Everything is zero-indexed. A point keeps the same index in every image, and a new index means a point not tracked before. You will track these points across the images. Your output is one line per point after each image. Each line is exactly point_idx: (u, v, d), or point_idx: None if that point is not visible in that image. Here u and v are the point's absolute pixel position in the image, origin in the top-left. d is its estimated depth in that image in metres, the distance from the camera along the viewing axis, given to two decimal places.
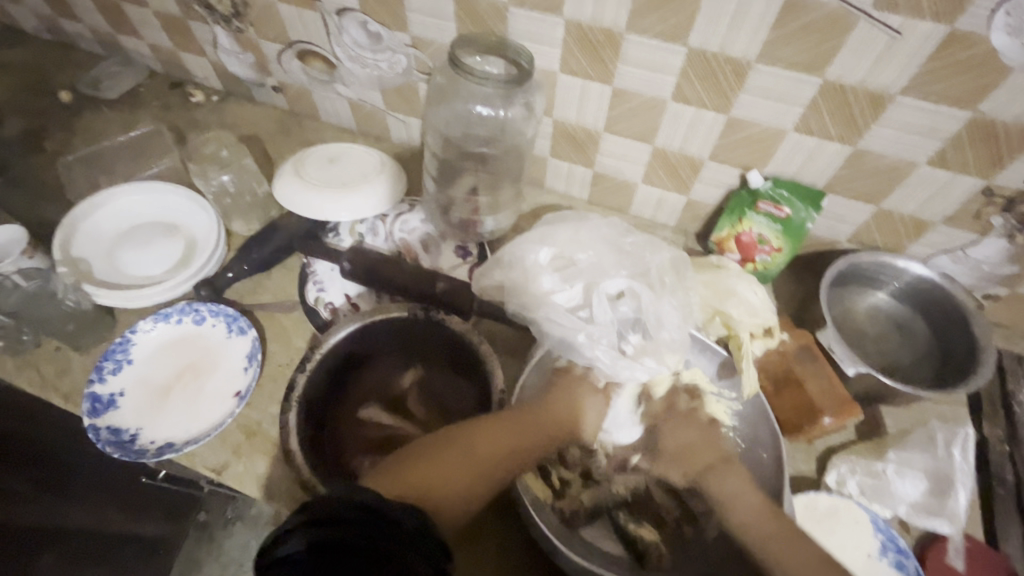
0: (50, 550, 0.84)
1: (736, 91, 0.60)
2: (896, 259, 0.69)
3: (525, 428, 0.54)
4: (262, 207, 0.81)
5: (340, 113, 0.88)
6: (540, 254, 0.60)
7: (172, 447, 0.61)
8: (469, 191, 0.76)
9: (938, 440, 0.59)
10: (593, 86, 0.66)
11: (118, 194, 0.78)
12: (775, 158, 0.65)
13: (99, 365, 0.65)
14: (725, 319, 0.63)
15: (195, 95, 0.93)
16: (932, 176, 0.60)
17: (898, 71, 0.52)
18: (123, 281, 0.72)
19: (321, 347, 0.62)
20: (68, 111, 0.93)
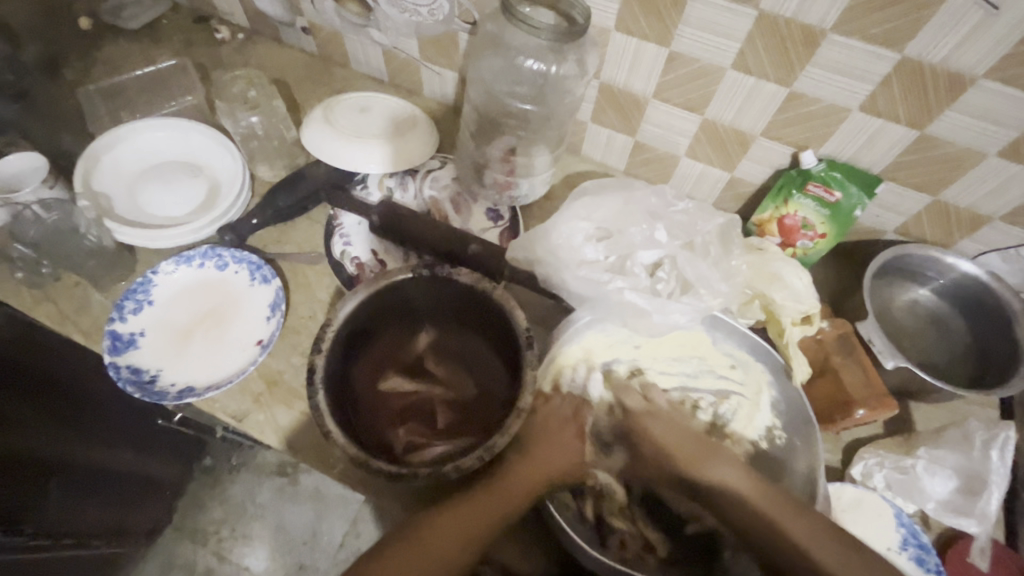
0: (61, 485, 0.82)
1: (804, 63, 0.56)
2: (945, 254, 0.66)
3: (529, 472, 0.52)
4: (289, 154, 0.78)
5: (372, 62, 0.85)
6: (582, 228, 0.59)
7: (192, 391, 0.60)
8: (505, 151, 0.72)
9: (974, 440, 0.57)
10: (648, 47, 0.62)
11: (140, 128, 0.75)
12: (833, 139, 0.62)
13: (120, 304, 0.64)
14: (767, 303, 0.61)
15: (221, 32, 0.89)
16: (1001, 168, 0.57)
17: (986, 50, 0.49)
18: (145, 220, 0.70)
19: (332, 324, 0.54)
20: (86, 38, 0.88)
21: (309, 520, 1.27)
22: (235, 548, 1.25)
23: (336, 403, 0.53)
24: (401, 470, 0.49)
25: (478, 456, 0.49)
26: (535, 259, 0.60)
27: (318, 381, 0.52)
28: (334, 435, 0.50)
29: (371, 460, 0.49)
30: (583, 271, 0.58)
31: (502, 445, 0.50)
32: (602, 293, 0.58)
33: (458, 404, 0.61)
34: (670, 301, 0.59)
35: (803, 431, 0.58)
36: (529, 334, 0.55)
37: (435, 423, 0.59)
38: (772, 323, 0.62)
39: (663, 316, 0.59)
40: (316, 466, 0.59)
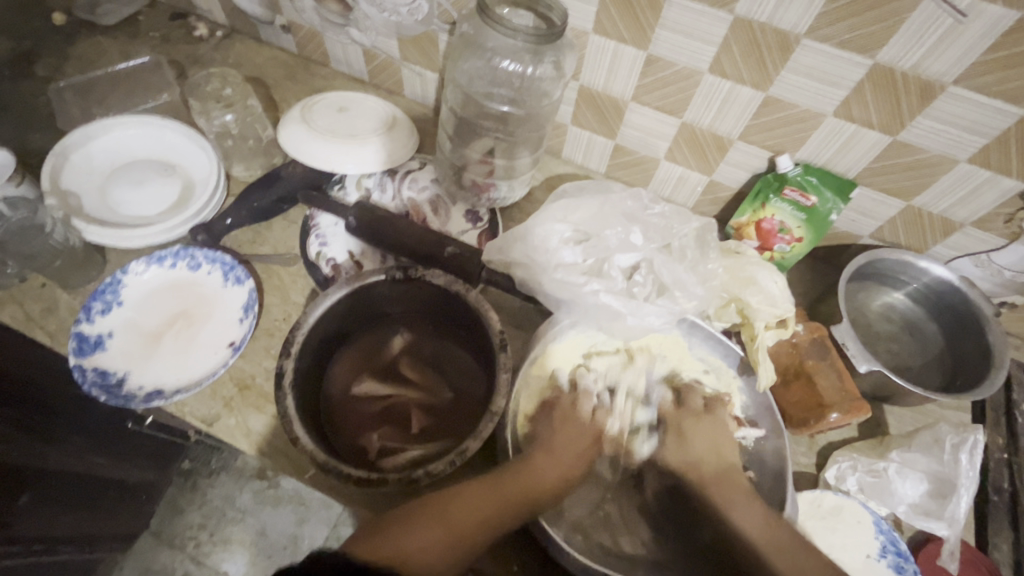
0: (31, 490, 0.80)
1: (779, 68, 0.56)
2: (919, 259, 0.67)
3: (530, 484, 0.51)
4: (266, 154, 0.77)
5: (352, 61, 0.84)
6: (558, 230, 0.60)
7: (161, 395, 0.58)
8: (484, 153, 0.73)
9: (945, 444, 0.57)
10: (626, 51, 0.62)
11: (113, 126, 0.74)
12: (808, 144, 0.63)
13: (87, 305, 0.62)
14: (742, 307, 0.61)
15: (199, 29, 0.88)
16: (971, 175, 0.57)
17: (955, 58, 0.49)
18: (115, 219, 0.69)
19: (302, 327, 0.53)
20: (60, 34, 0.87)
21: (289, 525, 1.25)
22: (213, 554, 1.23)
23: (306, 410, 0.52)
24: (369, 477, 0.47)
25: (449, 461, 0.48)
26: (511, 261, 0.61)
27: (286, 386, 0.50)
28: (302, 441, 0.49)
29: (339, 467, 0.48)
30: (559, 274, 0.58)
31: (474, 449, 0.48)
32: (577, 295, 0.58)
33: (434, 407, 0.60)
34: (646, 302, 0.58)
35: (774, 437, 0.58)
36: (503, 337, 0.54)
37: (410, 427, 0.58)
38: (746, 327, 0.62)
39: (639, 319, 0.59)
40: (287, 471, 0.58)
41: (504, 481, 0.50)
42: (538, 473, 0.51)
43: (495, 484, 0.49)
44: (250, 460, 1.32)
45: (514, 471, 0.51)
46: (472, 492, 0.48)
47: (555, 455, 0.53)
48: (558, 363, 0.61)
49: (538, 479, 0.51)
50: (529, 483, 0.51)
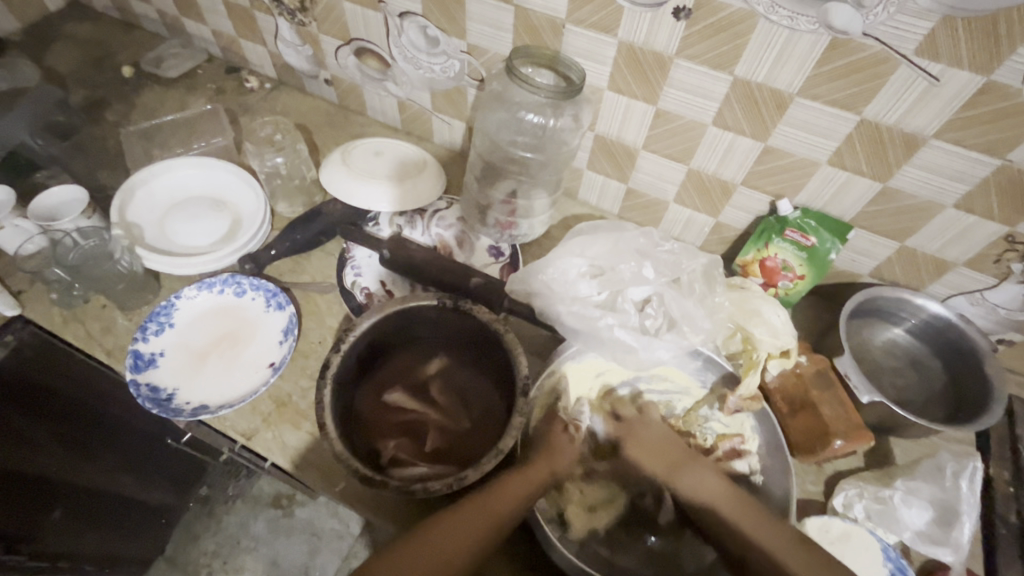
0: (61, 506, 0.84)
1: (776, 121, 0.63)
2: (916, 297, 0.71)
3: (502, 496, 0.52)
4: (307, 192, 0.85)
5: (387, 111, 0.92)
6: (576, 263, 0.65)
7: (206, 409, 0.63)
8: (508, 194, 0.79)
9: (946, 471, 0.60)
10: (637, 105, 0.69)
11: (175, 166, 0.82)
12: (806, 189, 0.68)
13: (143, 326, 0.68)
14: (747, 336, 0.65)
15: (251, 81, 0.98)
16: (959, 218, 0.62)
17: (933, 115, 0.55)
18: (170, 248, 0.76)
19: (354, 331, 0.60)
20: (128, 85, 0.97)
21: (301, 555, 1.26)
22: None
23: (341, 404, 0.58)
24: (375, 476, 0.52)
25: (447, 483, 0.52)
26: (532, 291, 0.66)
27: (326, 378, 0.56)
28: (329, 430, 0.54)
29: (353, 461, 0.52)
30: (578, 305, 0.63)
31: (473, 478, 0.52)
32: (592, 323, 0.63)
33: (452, 432, 0.63)
34: (656, 337, 0.63)
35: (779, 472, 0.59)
36: (526, 382, 0.57)
37: (424, 444, 0.62)
38: (748, 353, 0.65)
39: (649, 353, 0.63)
40: (319, 484, 0.62)
41: (477, 505, 0.51)
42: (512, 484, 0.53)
43: (473, 506, 0.51)
44: (266, 487, 1.34)
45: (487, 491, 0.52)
46: (448, 520, 0.49)
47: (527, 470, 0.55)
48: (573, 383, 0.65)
49: (507, 501, 0.52)
50: (502, 499, 0.52)
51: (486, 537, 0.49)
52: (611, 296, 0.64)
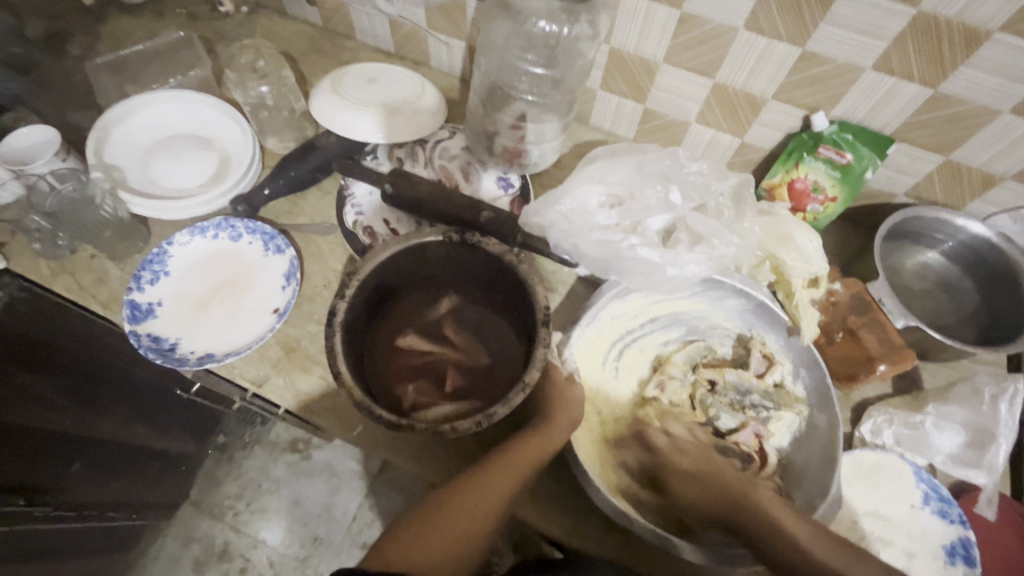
0: (80, 459, 0.85)
1: (817, 21, 0.56)
2: (956, 216, 0.66)
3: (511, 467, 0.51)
4: (299, 126, 0.78)
5: (378, 32, 0.84)
6: (595, 192, 0.61)
7: (212, 358, 0.61)
8: (516, 119, 0.71)
9: (983, 395, 0.58)
10: (659, 9, 0.62)
11: (150, 101, 0.75)
12: (844, 100, 0.62)
13: (137, 274, 0.65)
14: (777, 264, 0.62)
15: (225, 4, 0.88)
16: (1014, 125, 0.57)
17: (1002, 2, 0.49)
18: (156, 192, 0.71)
19: (359, 273, 0.56)
20: (89, 14, 0.87)
21: (322, 494, 1.29)
22: (251, 522, 1.28)
23: (351, 350, 0.55)
24: (400, 421, 0.49)
25: (476, 421, 0.49)
26: (547, 225, 0.61)
27: (336, 324, 0.53)
28: (344, 377, 0.51)
29: (374, 407, 0.50)
30: (597, 234, 0.59)
31: (502, 415, 0.49)
32: (612, 252, 0.59)
33: (471, 371, 0.61)
34: (684, 254, 0.58)
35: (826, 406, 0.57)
36: (548, 313, 0.54)
37: (444, 386, 0.60)
38: (782, 284, 0.63)
39: (678, 270, 0.59)
40: (335, 429, 0.60)
41: (485, 477, 0.50)
42: (535, 444, 0.52)
43: (482, 477, 0.50)
44: (282, 433, 1.35)
45: (500, 457, 0.52)
46: (461, 492, 0.49)
47: (539, 428, 0.53)
48: (621, 311, 0.64)
49: (513, 474, 0.50)
50: (515, 462, 0.51)
51: (496, 509, 0.49)
52: (632, 225, 0.60)
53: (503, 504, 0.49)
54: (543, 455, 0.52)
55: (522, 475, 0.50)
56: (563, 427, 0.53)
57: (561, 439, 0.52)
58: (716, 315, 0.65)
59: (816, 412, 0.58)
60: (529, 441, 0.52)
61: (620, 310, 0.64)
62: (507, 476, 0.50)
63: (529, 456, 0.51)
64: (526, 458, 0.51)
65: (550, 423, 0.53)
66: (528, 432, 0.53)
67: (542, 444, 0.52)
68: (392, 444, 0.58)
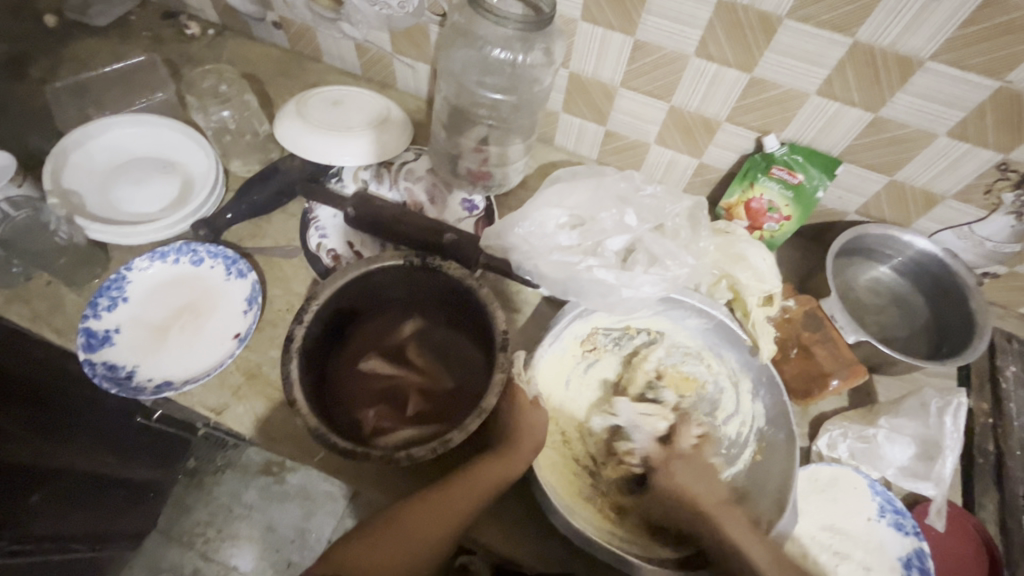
0: (38, 491, 0.82)
1: (762, 49, 0.58)
2: (903, 233, 0.69)
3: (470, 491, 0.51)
4: (263, 149, 0.79)
5: (344, 55, 0.85)
6: (555, 215, 0.61)
7: (170, 386, 0.60)
8: (478, 141, 0.75)
9: (930, 407, 0.60)
10: (614, 36, 0.63)
11: (111, 125, 0.75)
12: (793, 124, 0.64)
13: (93, 301, 0.64)
14: (732, 283, 0.63)
15: (191, 28, 0.88)
16: (951, 148, 0.59)
17: (931, 33, 0.51)
18: (116, 217, 0.70)
19: (318, 298, 0.56)
20: (51, 36, 0.87)
21: (296, 518, 1.27)
22: (222, 549, 1.25)
23: (310, 375, 0.55)
24: (354, 449, 0.49)
25: (432, 448, 0.50)
26: (509, 247, 0.61)
27: (293, 350, 0.53)
28: (299, 405, 0.51)
29: (329, 435, 0.50)
30: (557, 255, 0.60)
31: (457, 440, 0.50)
32: (571, 273, 0.60)
33: (433, 393, 0.62)
34: (641, 275, 0.60)
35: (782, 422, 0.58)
36: (506, 337, 0.55)
37: (406, 409, 0.60)
38: (738, 302, 0.64)
39: (635, 290, 0.60)
40: (296, 455, 0.59)
41: (440, 501, 0.50)
42: (494, 470, 0.52)
43: (438, 501, 0.50)
44: (255, 455, 1.33)
45: (458, 481, 0.52)
46: (416, 513, 0.49)
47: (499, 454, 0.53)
48: (584, 330, 0.64)
49: (469, 498, 0.50)
50: (473, 486, 0.51)
51: (449, 533, 0.49)
52: (591, 246, 0.61)
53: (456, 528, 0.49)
54: (500, 481, 0.52)
55: (479, 499, 0.51)
56: (524, 454, 0.53)
57: (522, 467, 0.52)
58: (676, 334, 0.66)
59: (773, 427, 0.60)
60: (488, 466, 0.52)
61: (583, 329, 0.64)
62: (465, 500, 0.50)
63: (488, 482, 0.51)
64: (485, 484, 0.51)
65: (510, 450, 0.53)
66: (488, 457, 0.53)
67: (502, 471, 0.52)
68: (353, 470, 0.58)
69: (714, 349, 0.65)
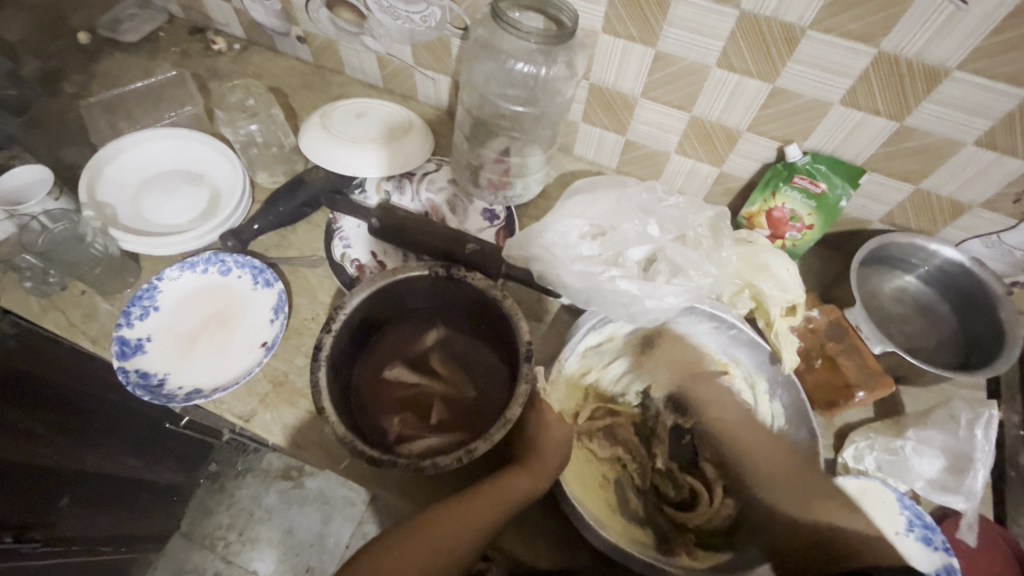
0: (70, 492, 0.84)
1: (785, 59, 0.58)
2: (929, 242, 0.68)
3: (497, 499, 0.51)
4: (288, 160, 0.80)
5: (367, 68, 0.86)
6: (577, 225, 0.62)
7: (200, 393, 0.61)
8: (500, 152, 0.75)
9: (960, 420, 0.59)
10: (635, 48, 0.64)
11: (143, 139, 0.77)
12: (815, 133, 0.64)
13: (127, 310, 0.65)
14: (755, 293, 0.63)
15: (217, 43, 0.91)
16: (979, 156, 0.59)
17: (958, 43, 0.51)
18: (148, 228, 0.72)
19: (344, 308, 0.57)
20: (84, 53, 0.90)
21: (314, 523, 1.28)
22: (242, 553, 1.26)
23: (337, 386, 0.55)
24: (382, 457, 0.50)
25: (456, 458, 0.50)
26: (531, 257, 0.63)
27: (321, 361, 0.54)
28: (328, 413, 0.52)
29: (357, 443, 0.51)
30: (579, 265, 0.61)
31: (482, 450, 0.50)
32: (593, 283, 0.60)
33: (455, 403, 0.62)
34: (663, 285, 0.60)
35: (805, 423, 0.58)
36: (530, 347, 0.55)
37: (429, 418, 0.60)
38: (760, 311, 0.64)
39: (657, 301, 0.60)
40: (322, 462, 0.60)
41: (466, 510, 0.50)
42: (524, 478, 0.53)
43: (468, 507, 0.50)
44: (275, 460, 1.35)
45: (488, 486, 0.52)
46: (443, 522, 0.49)
47: (527, 464, 0.54)
48: (603, 340, 0.65)
49: (496, 509, 0.51)
50: (502, 492, 0.52)
51: (479, 537, 0.49)
52: (613, 256, 0.62)
53: (485, 533, 0.50)
54: (530, 488, 0.52)
55: (509, 504, 0.51)
56: (551, 466, 0.54)
57: (551, 475, 0.53)
58: (695, 341, 0.67)
59: (800, 435, 0.59)
60: (514, 476, 0.53)
61: (600, 339, 0.65)
62: (494, 507, 0.51)
63: (516, 490, 0.52)
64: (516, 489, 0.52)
65: (539, 458, 0.54)
66: (517, 464, 0.54)
67: (529, 479, 0.53)
68: (379, 478, 0.58)
69: (731, 357, 0.66)
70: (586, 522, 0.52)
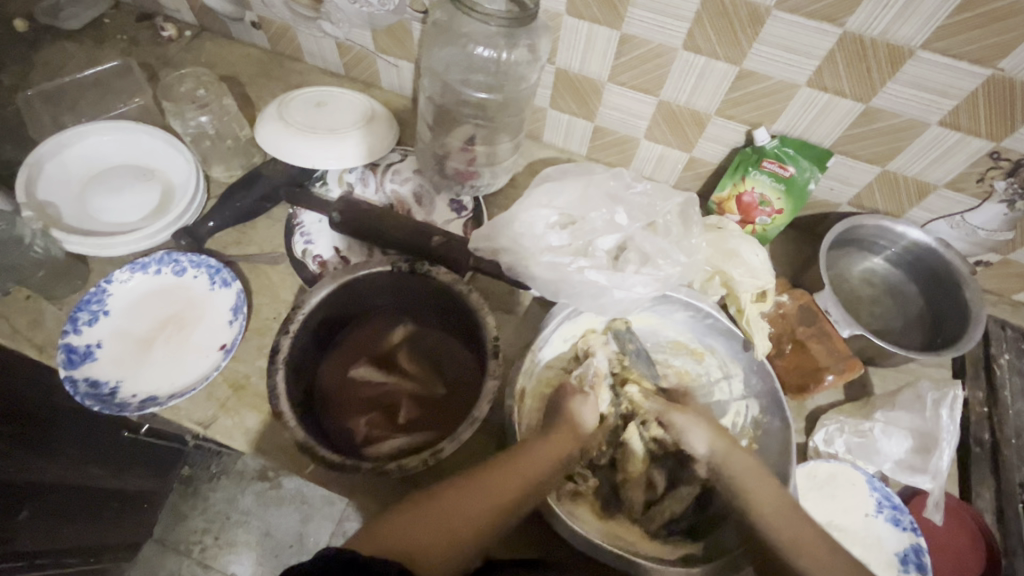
0: (30, 506, 0.80)
1: (750, 40, 0.57)
2: (896, 224, 0.68)
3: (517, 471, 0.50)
4: (245, 153, 0.77)
5: (327, 54, 0.83)
6: (544, 215, 0.60)
7: (155, 401, 0.59)
8: (465, 141, 0.74)
9: (926, 401, 0.60)
10: (600, 30, 0.62)
11: (86, 133, 0.73)
12: (783, 116, 0.63)
13: (73, 316, 0.62)
14: (725, 279, 0.63)
15: (167, 29, 0.86)
16: (943, 137, 0.59)
17: (922, 21, 0.50)
18: (95, 228, 0.69)
19: (303, 307, 0.55)
20: (23, 42, 0.84)
21: (294, 523, 1.25)
22: (220, 556, 1.23)
23: (298, 389, 0.54)
24: (343, 461, 0.48)
25: (422, 459, 0.49)
26: (499, 248, 0.61)
27: (279, 361, 0.53)
28: (286, 418, 0.50)
29: (315, 447, 0.49)
30: (547, 256, 0.59)
31: (449, 450, 0.49)
32: (562, 274, 0.59)
33: (426, 401, 0.60)
34: (631, 274, 0.59)
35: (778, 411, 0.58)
36: (496, 344, 0.54)
37: (398, 417, 0.58)
38: (731, 297, 0.63)
39: (626, 291, 0.59)
40: (287, 468, 0.58)
41: (489, 476, 0.50)
42: (547, 448, 0.52)
43: (485, 476, 0.50)
44: (251, 461, 1.32)
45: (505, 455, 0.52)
46: (463, 490, 0.49)
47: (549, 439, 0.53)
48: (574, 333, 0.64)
49: (519, 477, 0.50)
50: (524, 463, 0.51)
51: (500, 508, 0.49)
52: (583, 246, 0.60)
53: (508, 504, 0.49)
54: (554, 459, 0.52)
55: (535, 474, 0.51)
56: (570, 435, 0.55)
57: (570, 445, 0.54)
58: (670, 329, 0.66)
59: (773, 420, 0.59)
60: (541, 448, 0.52)
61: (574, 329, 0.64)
62: (517, 478, 0.50)
63: (543, 463, 0.51)
64: (545, 458, 0.52)
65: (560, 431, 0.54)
66: (539, 436, 0.53)
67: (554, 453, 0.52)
68: (346, 482, 0.57)
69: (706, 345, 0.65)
70: (562, 518, 0.50)
